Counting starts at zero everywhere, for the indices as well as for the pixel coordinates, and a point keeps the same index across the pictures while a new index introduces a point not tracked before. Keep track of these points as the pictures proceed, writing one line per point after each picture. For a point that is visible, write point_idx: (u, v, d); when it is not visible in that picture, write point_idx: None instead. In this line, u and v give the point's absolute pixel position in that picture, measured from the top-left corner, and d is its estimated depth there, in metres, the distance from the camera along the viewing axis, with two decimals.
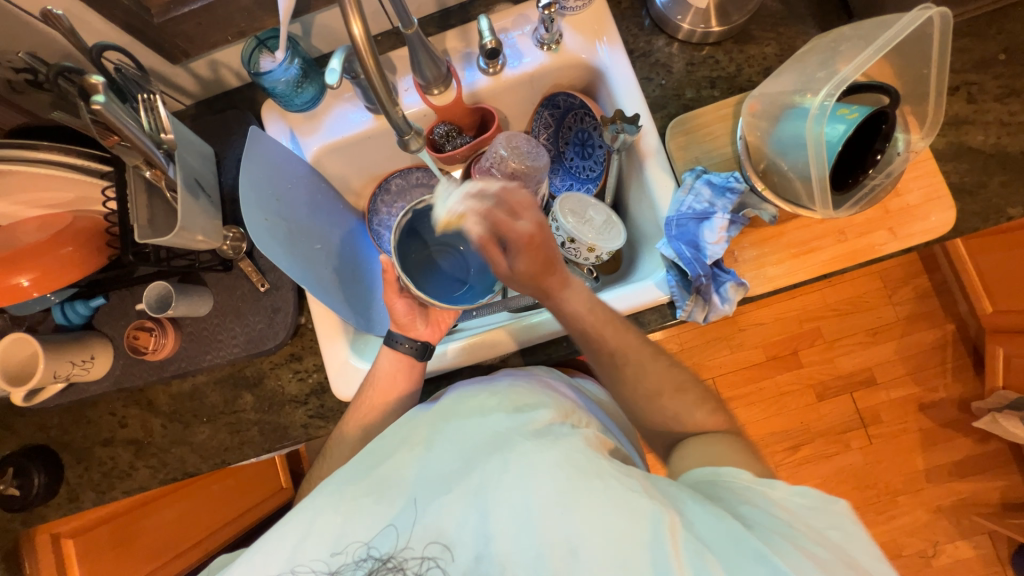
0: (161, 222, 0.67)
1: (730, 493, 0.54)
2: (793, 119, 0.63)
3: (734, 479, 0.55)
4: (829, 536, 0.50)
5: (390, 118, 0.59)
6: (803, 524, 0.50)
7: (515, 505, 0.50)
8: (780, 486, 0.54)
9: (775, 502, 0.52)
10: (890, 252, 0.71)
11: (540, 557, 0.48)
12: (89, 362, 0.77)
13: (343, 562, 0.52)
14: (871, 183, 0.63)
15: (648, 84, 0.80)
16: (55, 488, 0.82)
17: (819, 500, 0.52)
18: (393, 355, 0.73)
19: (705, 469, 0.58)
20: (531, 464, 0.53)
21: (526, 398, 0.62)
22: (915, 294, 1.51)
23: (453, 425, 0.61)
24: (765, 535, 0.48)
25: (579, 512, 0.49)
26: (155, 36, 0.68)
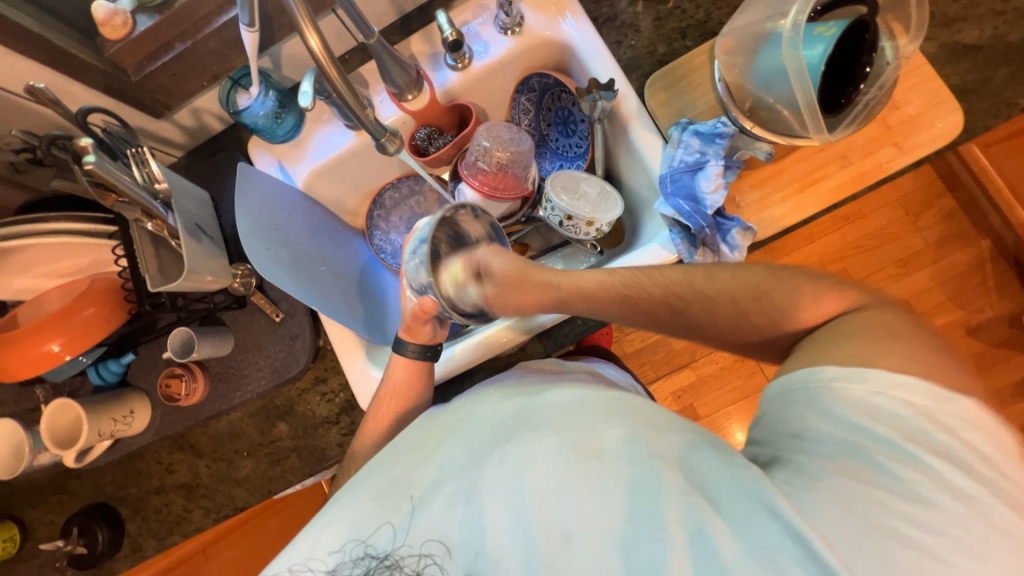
0: (170, 269, 0.70)
1: (806, 414, 0.47)
2: (769, 49, 0.61)
3: (813, 387, 0.48)
4: (923, 439, 0.43)
5: (363, 124, 0.60)
6: (899, 430, 0.44)
7: (511, 496, 0.51)
8: (869, 379, 0.45)
9: (856, 403, 0.45)
10: (899, 167, 0.68)
11: (531, 544, 0.48)
12: (129, 417, 0.80)
13: (342, 560, 0.52)
14: (866, 98, 0.60)
15: (618, 48, 0.78)
16: (119, 540, 0.85)
17: (926, 401, 0.44)
18: (402, 362, 0.72)
19: (782, 377, 0.51)
20: (530, 454, 0.53)
21: (534, 387, 0.61)
22: (941, 215, 1.43)
23: (460, 423, 0.59)
24: (830, 465, 0.44)
25: (574, 496, 0.49)
26: (135, 94, 0.71)
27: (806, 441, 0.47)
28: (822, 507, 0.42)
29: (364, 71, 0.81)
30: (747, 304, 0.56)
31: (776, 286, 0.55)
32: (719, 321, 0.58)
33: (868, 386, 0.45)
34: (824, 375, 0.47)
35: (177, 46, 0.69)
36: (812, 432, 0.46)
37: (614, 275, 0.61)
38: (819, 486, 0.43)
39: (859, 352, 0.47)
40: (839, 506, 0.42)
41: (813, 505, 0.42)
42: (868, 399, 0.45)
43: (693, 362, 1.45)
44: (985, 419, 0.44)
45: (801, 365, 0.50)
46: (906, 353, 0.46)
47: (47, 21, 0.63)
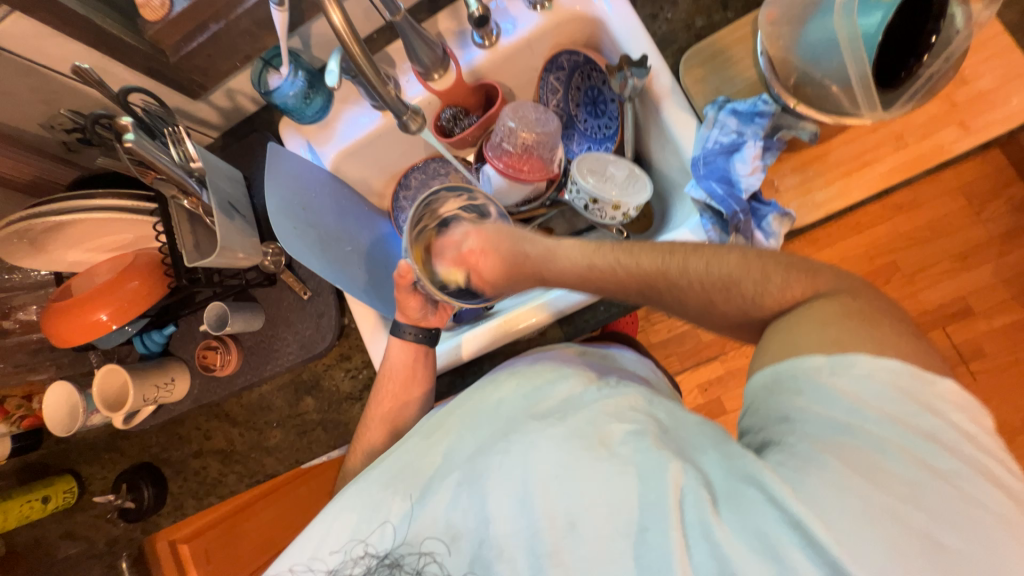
0: (205, 245, 0.73)
1: (793, 400, 0.46)
2: (818, 18, 0.56)
3: (802, 376, 0.46)
4: (910, 421, 0.42)
5: (384, 101, 0.60)
6: (898, 421, 0.42)
7: (516, 486, 0.52)
8: (860, 363, 0.44)
9: (841, 391, 0.44)
10: (963, 150, 0.62)
11: (538, 533, 0.49)
12: (170, 385, 0.85)
13: (343, 560, 0.55)
14: (928, 71, 0.52)
15: (654, 22, 0.74)
16: (163, 498, 0.92)
17: (913, 384, 0.43)
18: (400, 344, 0.75)
19: (767, 369, 0.49)
20: (534, 443, 0.54)
21: (542, 372, 0.63)
22: (1011, 206, 1.31)
23: (468, 417, 0.62)
24: (820, 445, 0.43)
25: (579, 482, 0.50)
26: (174, 76, 0.73)
27: (796, 425, 0.45)
28: (827, 493, 0.40)
29: (391, 51, 0.81)
30: (716, 292, 0.54)
31: (747, 272, 0.53)
32: (688, 305, 0.57)
33: (857, 368, 0.44)
34: (809, 364, 0.46)
35: (211, 27, 0.70)
36: (798, 415, 0.45)
37: (599, 255, 0.63)
38: (820, 471, 0.41)
39: (837, 338, 0.46)
40: (846, 492, 0.39)
41: (813, 490, 0.40)
42: (859, 384, 0.43)
43: (723, 355, 1.40)
44: (967, 400, 0.43)
45: (786, 353, 0.48)
46: (873, 335, 0.45)
47: (91, 4, 0.65)
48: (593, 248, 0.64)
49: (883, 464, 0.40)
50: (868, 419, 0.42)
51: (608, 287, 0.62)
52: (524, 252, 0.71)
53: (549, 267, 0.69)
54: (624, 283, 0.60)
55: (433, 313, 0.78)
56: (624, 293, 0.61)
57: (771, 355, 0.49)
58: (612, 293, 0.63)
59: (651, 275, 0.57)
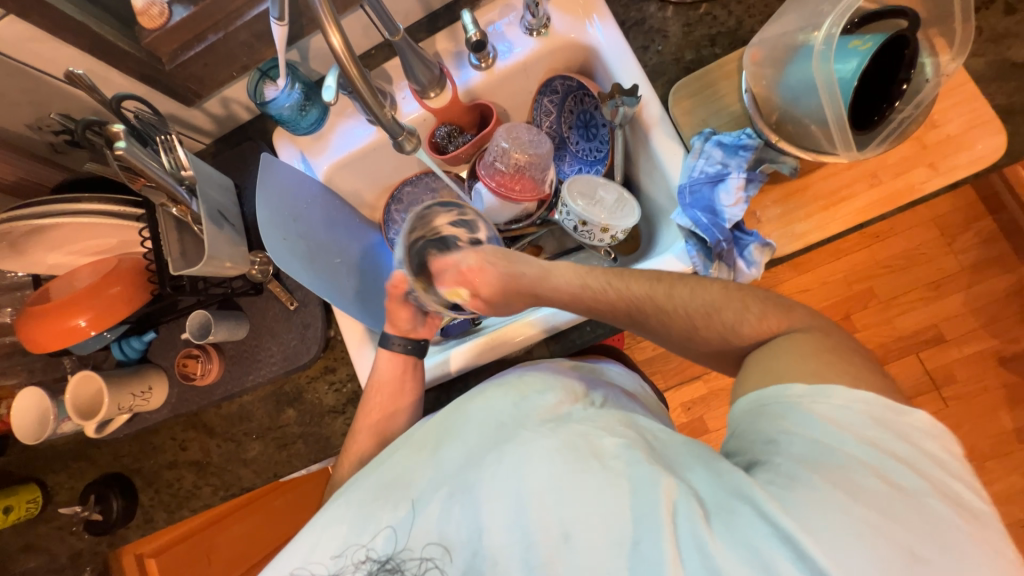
0: (192, 254, 0.73)
1: (778, 421, 0.47)
2: (799, 61, 0.58)
3: (783, 401, 0.48)
4: (888, 447, 0.44)
5: (380, 122, 0.61)
6: (875, 445, 0.44)
7: (511, 498, 0.52)
8: (836, 394, 0.46)
9: (822, 415, 0.46)
10: (933, 189, 0.65)
11: (532, 545, 0.49)
12: (147, 393, 0.83)
13: (344, 564, 0.55)
14: (900, 116, 0.56)
15: (645, 53, 0.77)
16: (132, 510, 0.89)
17: (886, 413, 0.45)
18: (388, 356, 0.76)
19: (750, 394, 0.51)
20: (526, 455, 0.54)
21: (532, 386, 0.63)
22: (979, 238, 1.38)
23: (458, 427, 0.61)
24: (808, 464, 0.44)
25: (574, 498, 0.50)
26: (169, 83, 0.73)
27: (781, 446, 0.46)
28: (817, 512, 0.40)
29: (388, 67, 0.83)
30: (699, 320, 0.58)
31: (728, 303, 0.57)
32: (672, 331, 0.60)
33: (835, 398, 0.46)
34: (792, 392, 0.48)
35: (209, 37, 0.70)
36: (784, 436, 0.46)
37: (591, 276, 0.66)
38: (808, 490, 0.42)
39: (815, 370, 0.48)
40: (835, 510, 0.40)
41: (802, 505, 0.41)
42: (838, 411, 0.46)
43: (705, 374, 1.42)
44: (938, 428, 0.45)
45: (766, 379, 0.51)
46: (848, 370, 0.48)
47: (89, 10, 0.65)
48: (582, 271, 0.68)
49: (869, 487, 0.41)
50: (851, 443, 0.44)
51: (598, 309, 0.66)
52: (519, 273, 0.72)
53: (544, 285, 0.70)
54: (613, 306, 0.64)
55: (420, 326, 0.80)
56: (613, 316, 0.65)
57: (753, 380, 0.52)
58: (601, 315, 0.66)
59: (639, 300, 0.62)
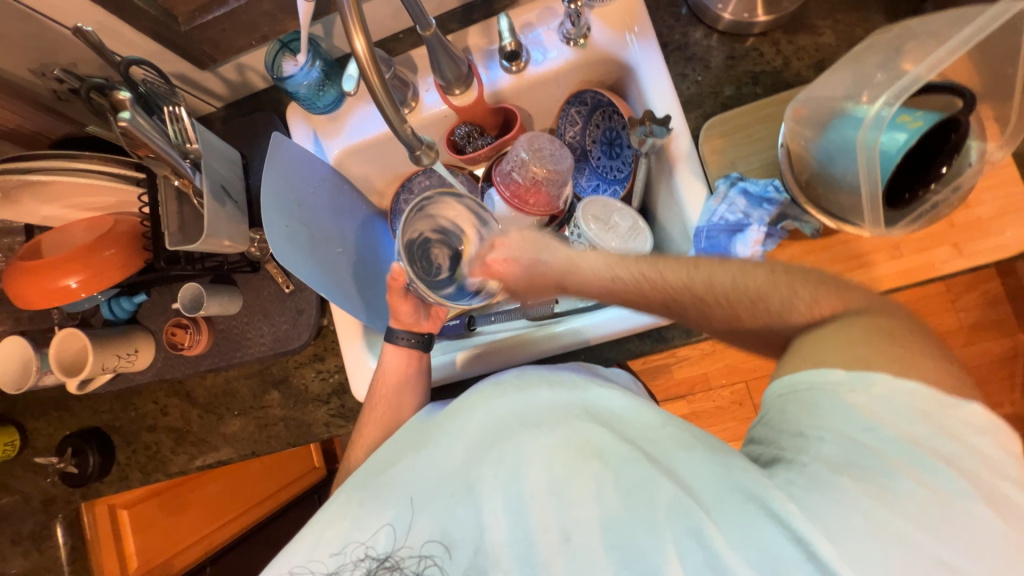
0: (190, 228, 0.71)
1: (811, 415, 0.44)
2: (841, 127, 0.55)
3: (819, 390, 0.44)
4: (930, 445, 0.41)
5: (397, 134, 0.56)
6: (914, 442, 0.41)
7: (513, 489, 0.53)
8: (878, 383, 0.42)
9: (860, 407, 0.42)
10: (952, 271, 0.63)
11: (532, 547, 0.49)
12: (133, 355, 0.82)
13: (343, 562, 0.54)
14: (934, 198, 0.54)
15: (682, 81, 0.73)
16: (108, 467, 0.89)
17: (936, 407, 0.41)
18: (394, 350, 0.73)
19: (784, 378, 0.48)
20: (529, 452, 0.55)
21: (532, 383, 0.62)
22: (982, 299, 1.38)
23: (458, 419, 0.61)
24: (835, 467, 0.42)
25: (575, 493, 0.51)
26: (184, 44, 0.70)
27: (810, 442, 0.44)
28: (839, 521, 0.39)
29: (414, 55, 0.79)
30: (742, 308, 0.50)
31: (775, 289, 0.50)
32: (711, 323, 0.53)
33: (876, 388, 0.42)
34: (830, 379, 0.44)
35: (230, 3, 0.68)
36: (813, 432, 0.44)
37: (624, 266, 0.56)
38: (832, 491, 0.41)
39: (863, 357, 0.43)
40: (857, 514, 0.39)
41: (821, 510, 0.40)
42: (881, 404, 0.42)
43: (690, 395, 1.43)
44: (990, 422, 0.41)
45: (808, 365, 0.46)
46: (898, 358, 0.43)
47: None
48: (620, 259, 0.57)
49: (895, 489, 0.39)
50: (887, 442, 0.41)
51: (632, 300, 0.56)
52: (542, 261, 0.62)
53: (570, 280, 0.59)
54: (649, 296, 0.54)
55: (425, 317, 0.77)
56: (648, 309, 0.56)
57: (786, 366, 0.48)
58: (630, 304, 0.56)
59: (675, 292, 0.53)
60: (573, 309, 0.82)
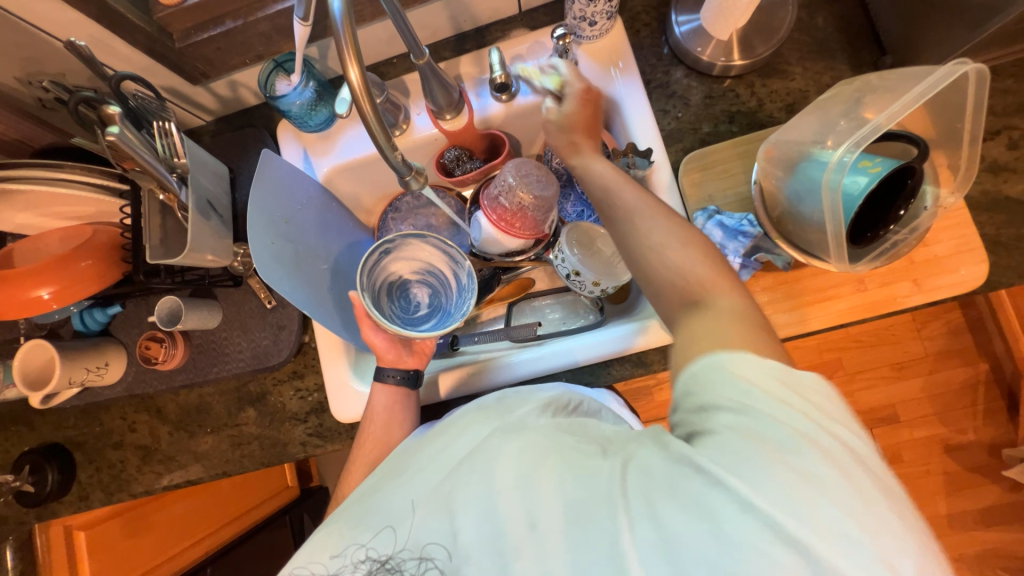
0: (173, 241, 0.70)
1: (710, 390, 0.43)
2: (808, 168, 0.59)
3: (713, 367, 0.43)
4: (796, 404, 0.41)
5: (387, 160, 0.56)
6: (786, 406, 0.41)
7: (480, 497, 0.49)
8: (751, 357, 0.43)
9: (744, 378, 0.42)
10: (913, 304, 0.67)
11: (502, 539, 0.47)
12: (103, 369, 0.80)
13: (343, 564, 0.52)
14: (894, 238, 0.57)
15: (663, 117, 0.77)
16: (67, 486, 0.85)
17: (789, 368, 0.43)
18: (383, 389, 0.74)
19: (690, 359, 0.46)
20: (495, 456, 0.51)
21: (510, 406, 0.61)
22: (945, 328, 1.45)
23: (439, 440, 0.60)
24: (742, 435, 0.40)
25: (539, 485, 0.48)
26: (177, 60, 0.71)
27: (714, 414, 0.43)
28: (772, 487, 0.37)
29: (407, 80, 0.82)
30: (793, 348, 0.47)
31: None
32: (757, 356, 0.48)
33: (753, 363, 0.43)
34: (720, 359, 0.44)
35: (227, 23, 0.69)
36: (717, 404, 0.42)
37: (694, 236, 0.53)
38: (757, 461, 0.39)
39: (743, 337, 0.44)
40: (779, 481, 0.38)
41: (756, 480, 0.38)
42: (757, 371, 0.42)
43: None
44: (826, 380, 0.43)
45: (700, 346, 0.46)
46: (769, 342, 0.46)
47: None
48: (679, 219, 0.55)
49: (792, 451, 0.39)
50: (768, 409, 0.41)
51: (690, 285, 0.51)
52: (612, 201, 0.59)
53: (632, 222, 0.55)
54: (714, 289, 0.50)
55: (410, 352, 0.77)
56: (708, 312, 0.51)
57: (688, 346, 0.47)
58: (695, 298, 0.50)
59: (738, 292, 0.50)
60: (556, 333, 0.83)
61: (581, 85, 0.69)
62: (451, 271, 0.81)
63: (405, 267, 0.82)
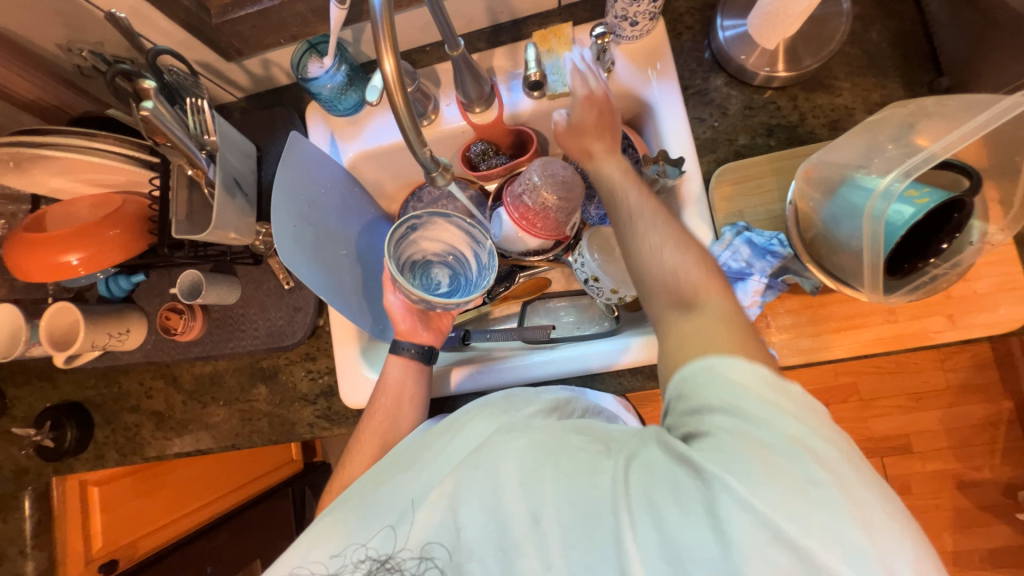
0: (198, 216, 0.71)
1: (706, 395, 0.45)
2: (849, 192, 0.56)
3: (705, 374, 0.46)
4: (780, 423, 0.42)
5: (415, 155, 0.55)
6: (767, 414, 0.42)
7: (485, 495, 0.49)
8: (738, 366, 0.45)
9: (732, 385, 0.44)
10: (944, 340, 0.64)
11: (507, 531, 0.47)
12: (124, 335, 0.82)
13: (343, 564, 0.52)
14: (934, 273, 0.55)
15: (699, 125, 0.75)
16: (85, 444, 0.88)
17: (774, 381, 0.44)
18: (398, 361, 0.74)
19: (686, 365, 0.48)
20: (500, 456, 0.51)
21: (515, 403, 0.60)
22: (972, 362, 1.40)
23: (443, 439, 0.59)
24: (734, 435, 0.42)
25: (542, 481, 0.48)
26: (213, 36, 0.71)
27: (707, 417, 0.44)
28: (762, 483, 0.38)
29: (439, 70, 0.81)
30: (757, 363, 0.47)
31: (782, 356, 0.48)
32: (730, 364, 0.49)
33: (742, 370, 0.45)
34: (709, 366, 0.46)
35: (263, 2, 0.69)
36: (711, 407, 0.44)
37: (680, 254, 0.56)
38: (751, 459, 0.40)
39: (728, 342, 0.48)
40: (770, 477, 0.39)
41: (749, 475, 0.39)
42: (746, 378, 0.44)
43: None
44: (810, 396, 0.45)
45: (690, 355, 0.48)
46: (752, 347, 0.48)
47: None
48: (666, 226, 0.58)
49: (787, 454, 0.40)
50: (757, 425, 0.42)
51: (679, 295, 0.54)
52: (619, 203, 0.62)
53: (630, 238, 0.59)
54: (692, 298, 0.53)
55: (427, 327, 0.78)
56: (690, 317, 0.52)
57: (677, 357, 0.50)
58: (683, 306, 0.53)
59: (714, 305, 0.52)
60: (569, 338, 0.81)
61: (585, 91, 0.66)
62: (472, 252, 0.80)
63: (430, 246, 0.81)
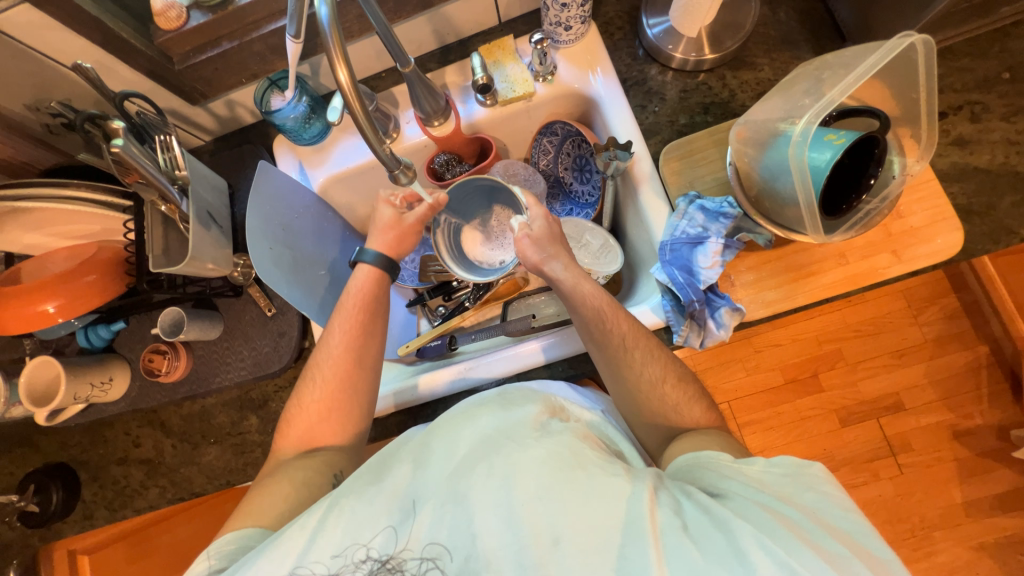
0: (174, 251, 0.73)
1: (727, 477, 0.54)
2: (778, 145, 0.61)
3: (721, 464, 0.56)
4: (800, 502, 0.50)
5: (377, 154, 0.59)
6: (779, 493, 0.51)
7: (501, 504, 0.52)
8: (755, 462, 0.55)
9: (748, 476, 0.54)
10: (894, 275, 0.69)
11: (525, 548, 0.49)
12: (107, 384, 0.81)
13: (343, 564, 0.52)
14: (868, 207, 0.60)
15: (642, 112, 0.81)
16: (72, 505, 0.85)
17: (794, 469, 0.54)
18: (362, 270, 0.74)
19: (702, 455, 0.58)
20: (516, 463, 0.54)
21: (515, 401, 0.63)
22: (942, 313, 1.46)
23: (452, 437, 0.60)
24: (756, 504, 0.49)
25: (563, 501, 0.51)
26: (176, 82, 0.75)
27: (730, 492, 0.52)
28: (781, 535, 0.45)
29: (396, 92, 0.86)
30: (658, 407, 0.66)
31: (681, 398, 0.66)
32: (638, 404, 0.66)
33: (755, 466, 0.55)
34: (720, 460, 0.56)
35: (223, 44, 0.73)
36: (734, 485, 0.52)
37: (614, 311, 0.67)
38: (769, 517, 0.47)
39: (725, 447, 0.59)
40: (788, 532, 0.45)
41: (771, 528, 0.46)
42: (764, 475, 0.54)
43: None
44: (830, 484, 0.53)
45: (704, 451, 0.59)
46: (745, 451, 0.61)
47: (108, 7, 0.67)
48: (598, 290, 0.68)
49: (802, 523, 0.47)
50: (775, 498, 0.50)
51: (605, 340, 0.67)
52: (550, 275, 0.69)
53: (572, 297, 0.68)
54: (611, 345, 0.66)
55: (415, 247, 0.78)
56: (612, 359, 0.67)
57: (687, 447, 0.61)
58: (606, 349, 0.67)
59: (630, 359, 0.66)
60: (549, 324, 0.85)
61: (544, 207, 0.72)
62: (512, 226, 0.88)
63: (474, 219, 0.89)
